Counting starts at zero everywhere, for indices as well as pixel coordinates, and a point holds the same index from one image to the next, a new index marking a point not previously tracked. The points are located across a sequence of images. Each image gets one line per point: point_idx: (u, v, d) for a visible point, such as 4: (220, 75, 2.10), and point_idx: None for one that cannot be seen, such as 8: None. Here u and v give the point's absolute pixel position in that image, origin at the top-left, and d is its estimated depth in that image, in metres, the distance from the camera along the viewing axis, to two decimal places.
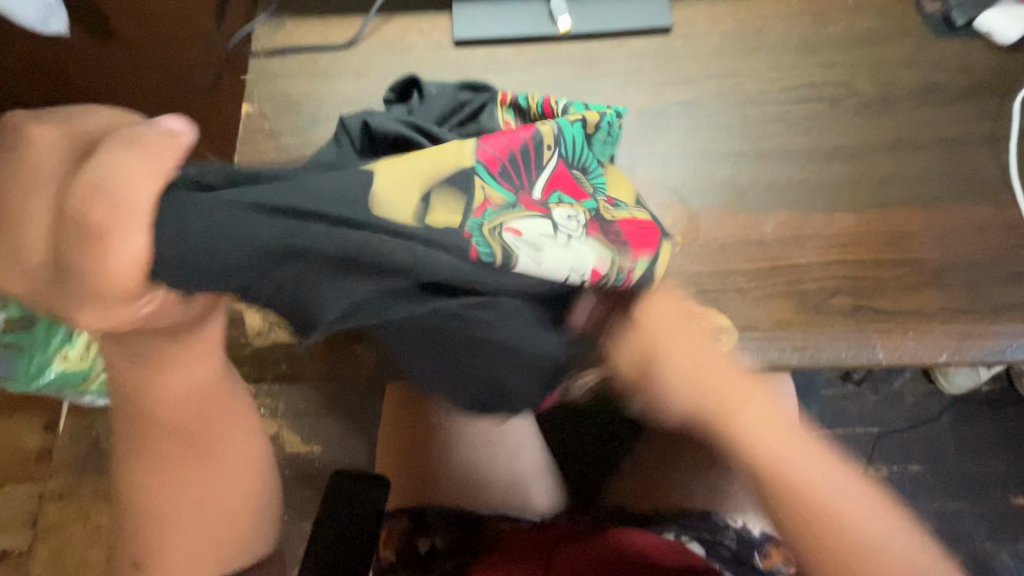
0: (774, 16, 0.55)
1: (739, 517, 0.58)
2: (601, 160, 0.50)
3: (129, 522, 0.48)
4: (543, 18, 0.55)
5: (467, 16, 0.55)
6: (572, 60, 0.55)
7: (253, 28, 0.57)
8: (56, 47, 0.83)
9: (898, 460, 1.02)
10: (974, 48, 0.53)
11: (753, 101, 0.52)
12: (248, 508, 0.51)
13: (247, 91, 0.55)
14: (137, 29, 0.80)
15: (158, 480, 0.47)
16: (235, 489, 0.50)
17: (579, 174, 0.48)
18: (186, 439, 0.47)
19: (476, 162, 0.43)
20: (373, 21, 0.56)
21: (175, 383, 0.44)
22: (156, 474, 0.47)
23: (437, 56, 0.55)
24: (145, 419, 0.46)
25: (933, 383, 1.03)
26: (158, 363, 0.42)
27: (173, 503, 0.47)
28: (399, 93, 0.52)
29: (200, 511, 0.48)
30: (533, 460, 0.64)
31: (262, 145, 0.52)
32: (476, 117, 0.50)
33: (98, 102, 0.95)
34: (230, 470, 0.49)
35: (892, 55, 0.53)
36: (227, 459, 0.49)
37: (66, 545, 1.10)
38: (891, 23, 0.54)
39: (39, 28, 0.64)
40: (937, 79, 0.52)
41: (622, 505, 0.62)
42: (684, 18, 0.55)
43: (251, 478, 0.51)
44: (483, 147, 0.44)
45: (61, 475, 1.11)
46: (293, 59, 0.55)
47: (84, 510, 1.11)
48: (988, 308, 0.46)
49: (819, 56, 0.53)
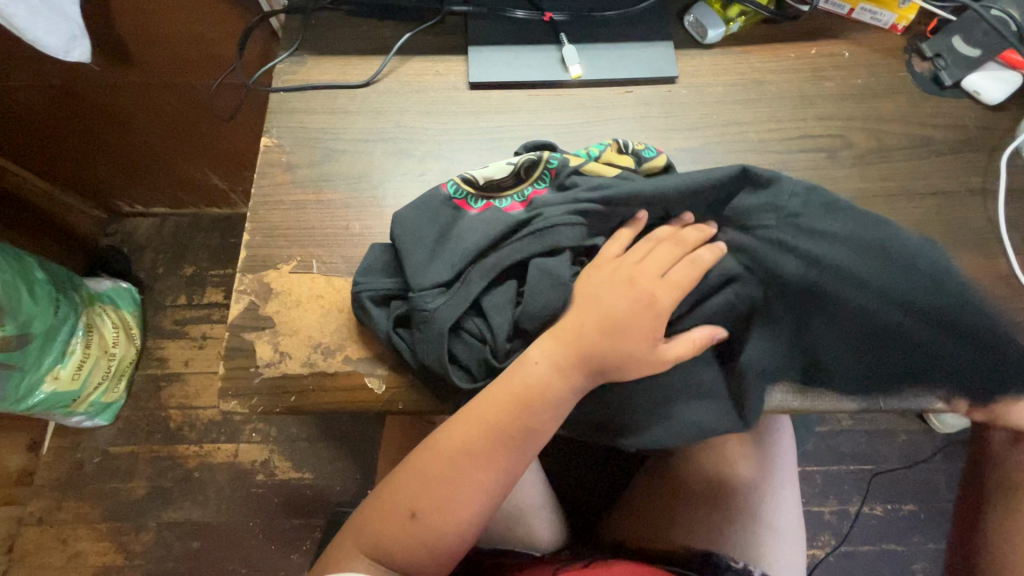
0: (774, 69, 0.58)
1: (740, 559, 0.58)
2: (595, 149, 0.51)
3: (398, 478, 0.44)
4: (555, 65, 0.58)
5: (482, 59, 0.58)
6: (582, 105, 0.57)
7: (273, 64, 0.59)
8: (72, 71, 0.83)
9: (892, 499, 1.02)
10: (962, 106, 0.56)
11: (757, 148, 0.55)
12: (448, 548, 0.43)
13: (265, 125, 0.56)
14: (154, 56, 0.81)
15: (425, 453, 0.43)
16: (457, 533, 0.43)
17: (631, 152, 0.51)
18: (465, 459, 0.42)
19: (517, 192, 0.50)
20: (391, 61, 0.58)
21: (530, 435, 0.43)
22: (429, 452, 0.43)
23: (452, 96, 0.57)
24: (487, 431, 0.43)
25: (924, 422, 1.04)
26: (522, 423, 0.43)
27: (415, 484, 0.43)
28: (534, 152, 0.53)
29: (435, 502, 0.42)
30: (534, 494, 0.64)
31: (278, 177, 0.54)
32: (557, 178, 0.49)
33: (109, 120, 0.96)
34: (472, 507, 0.43)
35: (886, 109, 0.56)
36: (471, 506, 0.43)
37: (40, 572, 1.09)
38: (885, 80, 0.57)
39: (61, 56, 0.65)
40: (927, 134, 0.55)
41: (622, 541, 0.62)
42: (689, 68, 0.58)
43: (478, 522, 0.43)
44: (518, 204, 0.49)
45: (41, 499, 1.13)
46: (312, 95, 0.57)
47: (61, 537, 1.11)
48: None
49: (816, 108, 0.56)
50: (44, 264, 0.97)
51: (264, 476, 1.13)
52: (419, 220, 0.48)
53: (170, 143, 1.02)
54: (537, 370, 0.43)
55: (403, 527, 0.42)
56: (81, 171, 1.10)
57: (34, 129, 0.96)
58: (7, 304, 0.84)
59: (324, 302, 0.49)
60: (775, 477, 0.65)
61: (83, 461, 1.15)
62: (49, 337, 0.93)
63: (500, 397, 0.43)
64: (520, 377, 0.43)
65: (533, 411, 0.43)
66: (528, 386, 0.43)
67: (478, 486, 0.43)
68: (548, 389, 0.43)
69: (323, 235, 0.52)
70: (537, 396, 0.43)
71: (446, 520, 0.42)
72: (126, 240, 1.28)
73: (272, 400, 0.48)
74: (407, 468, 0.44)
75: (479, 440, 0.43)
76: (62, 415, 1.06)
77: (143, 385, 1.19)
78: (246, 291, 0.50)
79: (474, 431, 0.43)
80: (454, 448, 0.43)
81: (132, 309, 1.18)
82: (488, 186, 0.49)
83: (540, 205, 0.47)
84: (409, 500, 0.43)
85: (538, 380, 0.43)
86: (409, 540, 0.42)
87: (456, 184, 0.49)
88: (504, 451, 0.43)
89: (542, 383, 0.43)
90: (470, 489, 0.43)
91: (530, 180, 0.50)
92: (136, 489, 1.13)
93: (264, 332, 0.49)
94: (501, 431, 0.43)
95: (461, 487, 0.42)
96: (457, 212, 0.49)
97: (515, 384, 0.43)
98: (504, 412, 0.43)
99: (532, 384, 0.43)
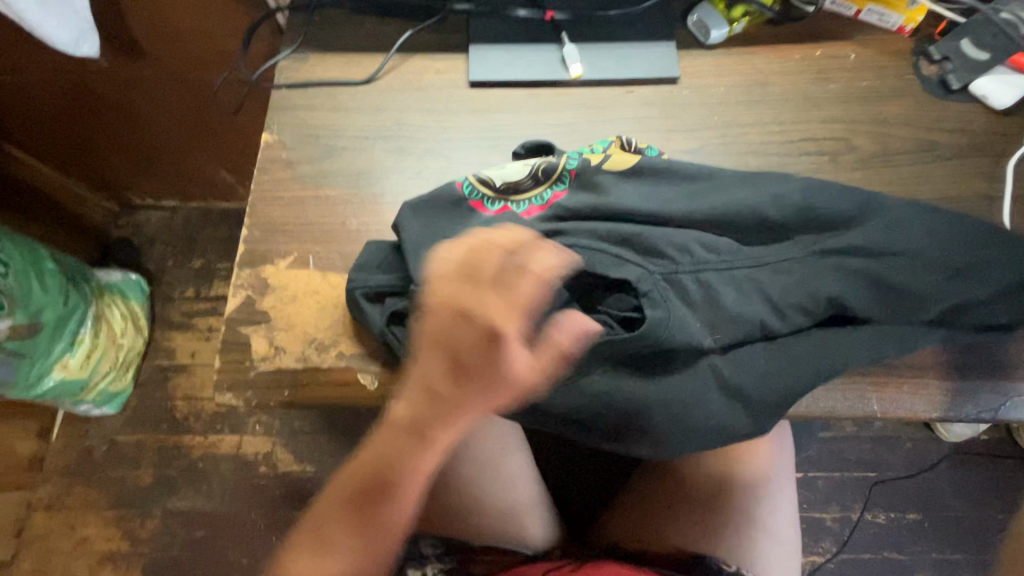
0: (778, 71, 0.57)
1: (733, 563, 0.58)
2: (603, 146, 0.52)
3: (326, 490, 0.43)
4: (556, 64, 0.57)
5: (483, 57, 0.58)
6: (582, 104, 0.57)
7: (277, 60, 0.59)
8: (84, 65, 0.85)
9: (895, 508, 1.01)
10: (969, 110, 0.55)
11: (758, 150, 0.55)
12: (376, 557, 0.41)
13: (267, 121, 0.57)
14: (164, 51, 0.83)
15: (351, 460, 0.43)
16: (385, 541, 0.41)
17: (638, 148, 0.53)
18: (382, 465, 0.41)
19: (534, 195, 0.50)
20: (393, 58, 0.58)
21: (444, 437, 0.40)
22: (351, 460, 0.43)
23: (452, 94, 0.57)
24: (397, 435, 0.41)
25: (931, 430, 1.02)
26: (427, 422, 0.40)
27: (337, 492, 0.42)
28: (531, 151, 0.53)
29: (359, 511, 0.41)
30: (529, 493, 0.66)
31: (279, 173, 0.54)
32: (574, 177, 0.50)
33: (120, 113, 0.97)
34: (396, 511, 0.41)
35: (891, 112, 0.55)
36: (396, 511, 0.41)
37: (48, 557, 1.11)
38: (891, 83, 0.56)
39: (71, 50, 0.66)
40: (934, 138, 0.54)
41: (615, 542, 0.62)
42: (691, 69, 0.58)
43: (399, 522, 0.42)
44: (535, 207, 0.50)
45: (50, 485, 1.15)
46: (313, 92, 0.57)
47: (69, 522, 1.13)
48: (986, 365, 0.48)
49: (820, 111, 0.56)
50: (56, 255, 0.99)
51: (266, 467, 1.14)
52: (433, 216, 0.49)
53: (180, 137, 1.04)
54: (420, 371, 0.41)
55: (332, 536, 0.41)
56: (93, 163, 1.12)
57: (47, 120, 0.98)
58: (17, 293, 0.86)
59: (319, 298, 0.50)
60: (771, 481, 0.64)
61: (91, 448, 1.17)
62: (59, 326, 0.95)
63: (407, 401, 0.40)
64: (417, 384, 0.40)
65: (439, 413, 0.40)
66: (421, 391, 0.40)
67: (400, 491, 0.41)
68: (450, 394, 0.40)
69: (321, 231, 0.52)
70: (436, 399, 0.40)
71: (378, 524, 0.41)
72: (137, 233, 1.30)
73: (267, 394, 0.48)
74: (334, 479, 0.43)
75: (401, 443, 0.40)
76: (70, 403, 1.08)
77: (151, 375, 1.21)
78: (244, 285, 0.50)
79: (387, 435, 0.41)
80: (371, 454, 0.41)
81: (141, 300, 1.20)
82: (506, 185, 0.50)
83: (565, 204, 0.49)
84: (337, 510, 0.41)
85: (423, 383, 0.40)
86: (341, 555, 0.41)
87: (472, 186, 0.50)
88: (409, 453, 0.40)
89: (444, 388, 0.40)
90: (395, 493, 0.41)
91: (549, 182, 0.50)
92: (142, 477, 1.15)
93: (260, 327, 0.49)
94: (411, 433, 0.40)
95: (387, 491, 0.41)
96: (472, 212, 0.49)
97: (409, 387, 0.41)
98: (418, 421, 0.40)
99: (421, 392, 0.40)
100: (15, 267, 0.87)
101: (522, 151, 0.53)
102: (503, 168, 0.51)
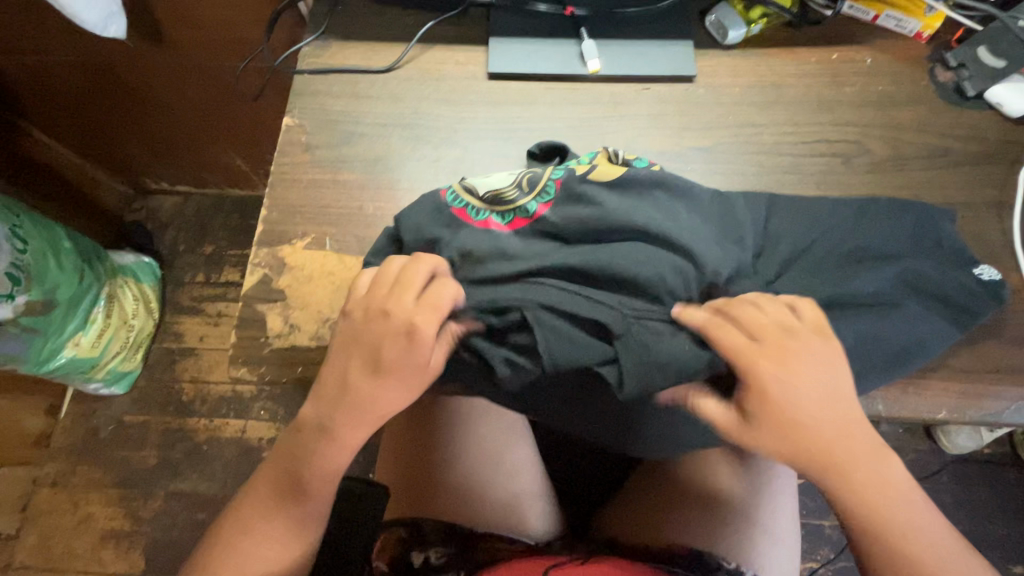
0: (793, 73, 0.58)
1: (733, 560, 0.58)
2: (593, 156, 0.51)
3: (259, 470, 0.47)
4: (574, 59, 0.58)
5: (502, 50, 0.58)
6: (598, 100, 0.58)
7: (299, 47, 0.60)
8: (108, 47, 0.86)
9: None
10: (984, 118, 0.55)
11: (771, 150, 0.55)
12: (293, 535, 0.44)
13: (288, 105, 0.58)
14: (187, 37, 0.84)
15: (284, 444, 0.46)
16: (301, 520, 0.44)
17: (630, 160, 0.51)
18: (304, 449, 0.44)
19: (520, 204, 0.49)
20: (413, 48, 0.59)
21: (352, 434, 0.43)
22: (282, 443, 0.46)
23: (470, 86, 0.58)
24: (315, 421, 0.43)
25: (934, 442, 1.02)
26: (343, 415, 0.42)
27: (269, 472, 0.46)
28: (541, 154, 0.53)
29: (284, 489, 0.45)
30: (531, 483, 0.68)
31: (298, 157, 0.55)
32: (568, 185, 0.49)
33: (140, 97, 0.99)
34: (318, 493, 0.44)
35: (905, 118, 0.56)
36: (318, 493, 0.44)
37: (52, 532, 1.13)
38: (906, 88, 0.57)
39: (98, 31, 0.67)
40: (947, 144, 0.55)
41: (615, 538, 0.63)
42: (707, 69, 0.58)
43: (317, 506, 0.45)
44: (521, 219, 0.49)
45: (56, 462, 1.16)
46: (334, 79, 0.58)
47: (73, 500, 1.15)
48: (993, 369, 0.49)
49: (834, 113, 0.56)
50: (72, 235, 1.00)
51: (269, 453, 1.15)
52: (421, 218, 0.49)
53: (198, 123, 1.05)
54: (337, 367, 0.43)
55: (269, 505, 0.45)
56: (111, 145, 1.13)
57: (69, 101, 1.00)
58: (33, 270, 0.87)
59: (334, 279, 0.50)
60: (772, 481, 0.64)
61: (98, 428, 1.18)
62: (73, 305, 0.96)
63: (326, 396, 0.43)
64: (335, 378, 0.43)
65: (353, 408, 0.42)
66: (338, 388, 0.43)
67: (320, 476, 0.44)
68: (365, 389, 0.42)
69: (337, 214, 0.53)
70: (348, 395, 0.42)
71: (302, 500, 0.44)
72: (150, 217, 1.32)
73: (279, 371, 0.49)
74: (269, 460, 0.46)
75: (317, 429, 0.43)
76: (80, 381, 1.09)
77: (159, 358, 1.23)
78: (260, 264, 0.51)
79: (309, 424, 0.44)
80: (299, 439, 0.44)
81: (153, 283, 1.22)
82: (491, 194, 0.49)
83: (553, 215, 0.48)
84: (268, 487, 0.45)
85: (336, 378, 0.43)
86: (261, 528, 0.44)
87: (457, 194, 0.50)
88: (329, 444, 0.43)
89: (355, 385, 0.42)
90: (316, 475, 0.44)
91: (536, 192, 0.49)
92: (147, 458, 1.17)
93: (276, 305, 0.50)
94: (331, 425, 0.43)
95: (308, 470, 0.44)
96: (456, 221, 0.49)
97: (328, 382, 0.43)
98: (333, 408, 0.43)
99: (339, 389, 0.43)
100: (32, 245, 0.88)
101: (533, 152, 0.53)
102: (490, 179, 0.50)
